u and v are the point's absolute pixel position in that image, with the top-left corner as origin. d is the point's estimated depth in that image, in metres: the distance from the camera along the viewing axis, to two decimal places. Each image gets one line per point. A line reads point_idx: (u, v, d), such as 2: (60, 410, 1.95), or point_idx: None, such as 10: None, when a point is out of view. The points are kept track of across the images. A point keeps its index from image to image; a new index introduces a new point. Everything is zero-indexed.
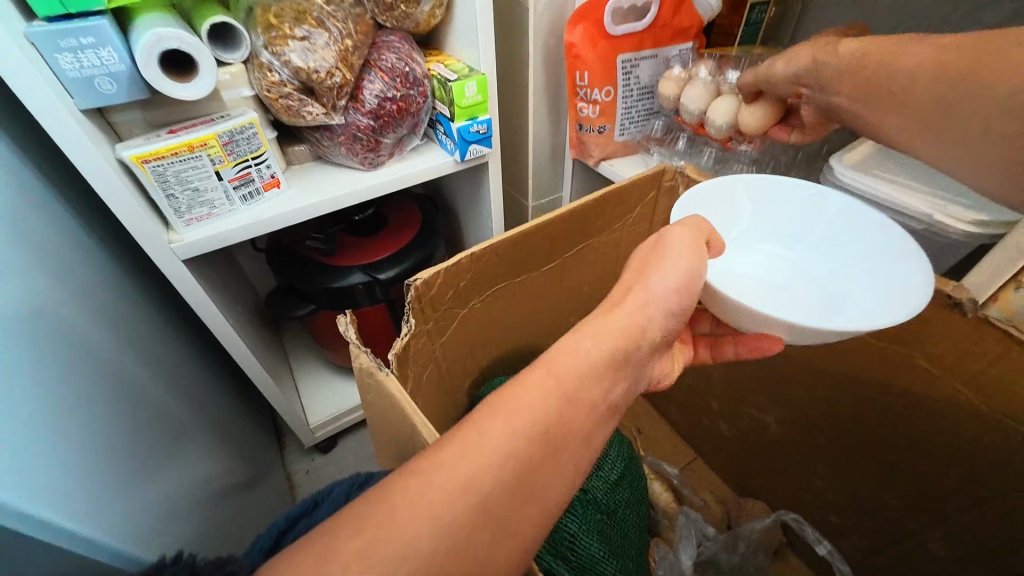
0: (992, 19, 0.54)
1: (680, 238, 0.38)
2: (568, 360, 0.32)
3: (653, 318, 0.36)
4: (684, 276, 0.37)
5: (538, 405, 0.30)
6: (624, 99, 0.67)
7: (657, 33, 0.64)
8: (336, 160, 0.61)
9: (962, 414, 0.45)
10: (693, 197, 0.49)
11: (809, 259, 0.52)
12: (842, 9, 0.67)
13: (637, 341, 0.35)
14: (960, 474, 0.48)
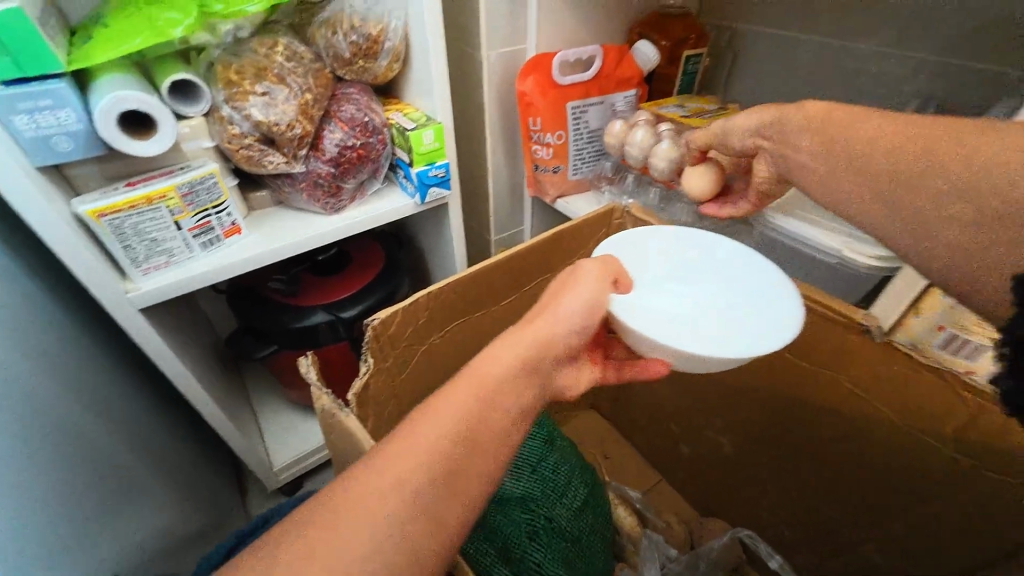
0: (893, 73, 0.62)
1: (589, 270, 0.42)
2: (475, 377, 0.34)
3: (558, 337, 0.38)
4: (589, 299, 0.40)
5: (453, 419, 0.31)
6: (575, 141, 0.72)
7: (602, 82, 0.70)
8: (298, 204, 0.62)
9: (883, 428, 0.49)
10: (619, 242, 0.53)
11: (706, 302, 0.51)
12: (766, 60, 0.75)
13: (545, 359, 0.37)
14: (889, 483, 0.52)
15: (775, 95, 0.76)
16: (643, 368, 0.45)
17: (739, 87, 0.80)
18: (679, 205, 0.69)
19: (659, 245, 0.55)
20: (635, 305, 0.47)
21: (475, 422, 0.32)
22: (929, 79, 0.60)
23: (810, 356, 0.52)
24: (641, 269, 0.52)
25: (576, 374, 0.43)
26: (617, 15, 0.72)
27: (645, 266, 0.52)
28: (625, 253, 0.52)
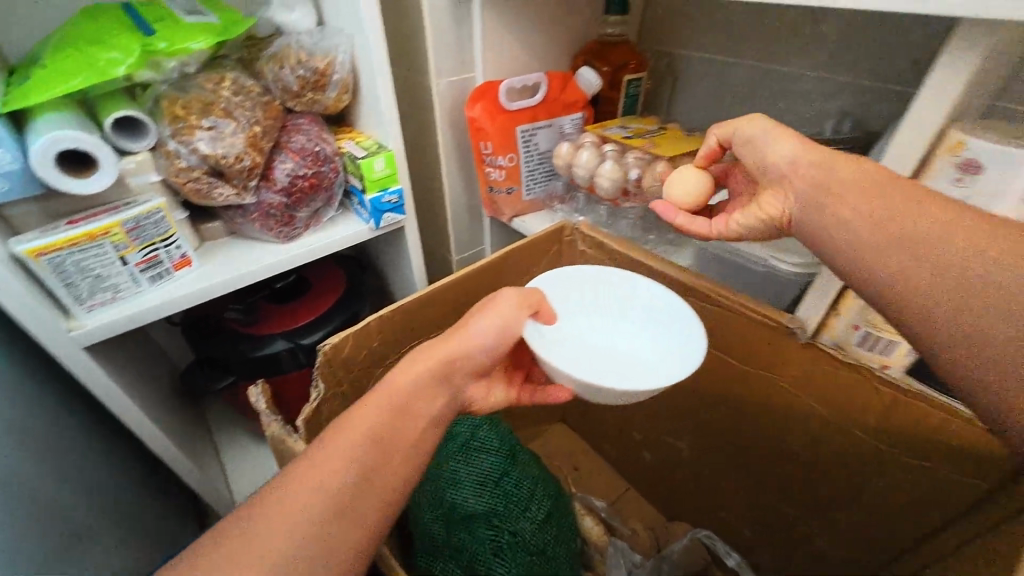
0: (812, 92, 0.68)
1: (506, 298, 0.45)
2: (386, 394, 0.38)
3: (467, 359, 0.42)
4: (502, 323, 0.43)
5: (359, 437, 0.35)
6: (526, 163, 0.75)
7: (549, 107, 0.73)
8: (251, 234, 0.63)
9: (817, 424, 0.53)
10: (563, 277, 0.57)
11: (637, 337, 0.55)
12: (702, 82, 0.80)
13: (451, 377, 0.41)
14: (829, 476, 0.55)
15: (715, 114, 0.80)
16: (545, 391, 0.49)
17: (680, 107, 0.85)
18: (626, 221, 0.72)
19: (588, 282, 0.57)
20: (551, 339, 0.49)
21: (382, 442, 0.36)
22: (844, 97, 0.66)
23: (752, 359, 0.54)
24: (568, 306, 0.56)
25: (485, 390, 0.47)
26: (561, 44, 0.76)
27: (576, 305, 0.56)
28: (560, 288, 0.56)
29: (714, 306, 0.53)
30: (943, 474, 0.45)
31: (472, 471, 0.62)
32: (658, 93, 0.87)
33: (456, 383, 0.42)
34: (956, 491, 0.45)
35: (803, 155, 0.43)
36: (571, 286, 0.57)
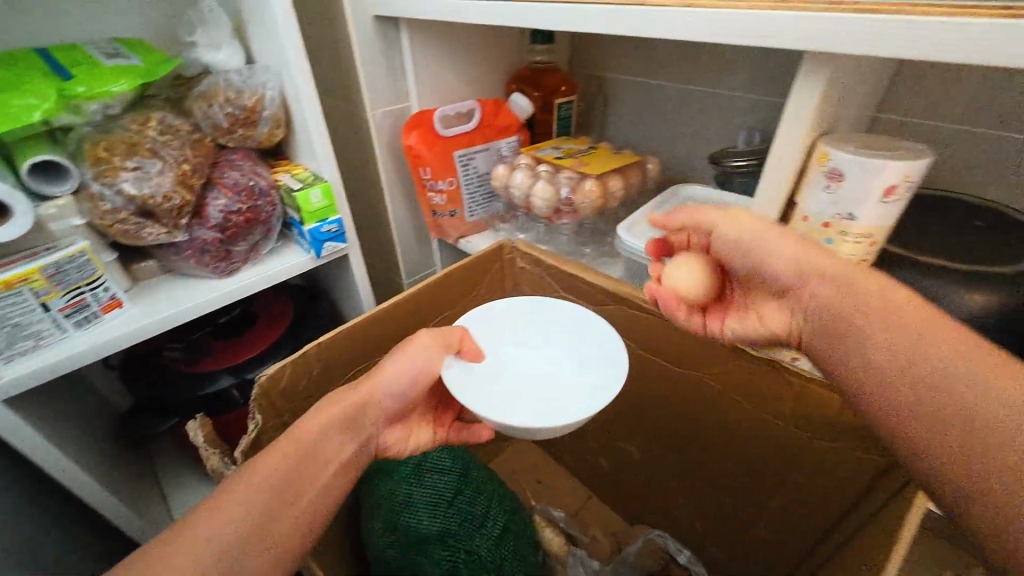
0: (725, 109, 0.74)
1: (419, 339, 0.49)
2: (299, 434, 0.42)
3: (376, 400, 0.46)
4: (417, 371, 0.48)
5: (269, 478, 0.39)
6: (466, 186, 0.77)
7: (484, 131, 0.76)
8: (187, 272, 0.62)
9: (744, 417, 0.56)
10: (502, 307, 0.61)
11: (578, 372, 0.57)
12: (629, 102, 0.86)
13: (361, 417, 0.46)
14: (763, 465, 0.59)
15: (643, 130, 0.85)
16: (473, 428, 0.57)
17: (612, 126, 0.90)
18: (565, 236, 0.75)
19: (517, 308, 0.61)
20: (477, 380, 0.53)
21: (291, 480, 0.40)
22: (753, 113, 0.71)
23: (684, 359, 0.58)
24: (501, 338, 0.60)
25: (403, 435, 0.52)
26: (493, 71, 0.80)
27: (511, 337, 0.60)
28: (495, 321, 0.61)
29: (647, 313, 0.56)
30: (849, 452, 0.48)
31: (426, 491, 0.62)
32: (591, 113, 0.92)
33: (365, 424, 0.46)
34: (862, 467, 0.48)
35: (805, 258, 0.40)
36: (510, 318, 0.61)
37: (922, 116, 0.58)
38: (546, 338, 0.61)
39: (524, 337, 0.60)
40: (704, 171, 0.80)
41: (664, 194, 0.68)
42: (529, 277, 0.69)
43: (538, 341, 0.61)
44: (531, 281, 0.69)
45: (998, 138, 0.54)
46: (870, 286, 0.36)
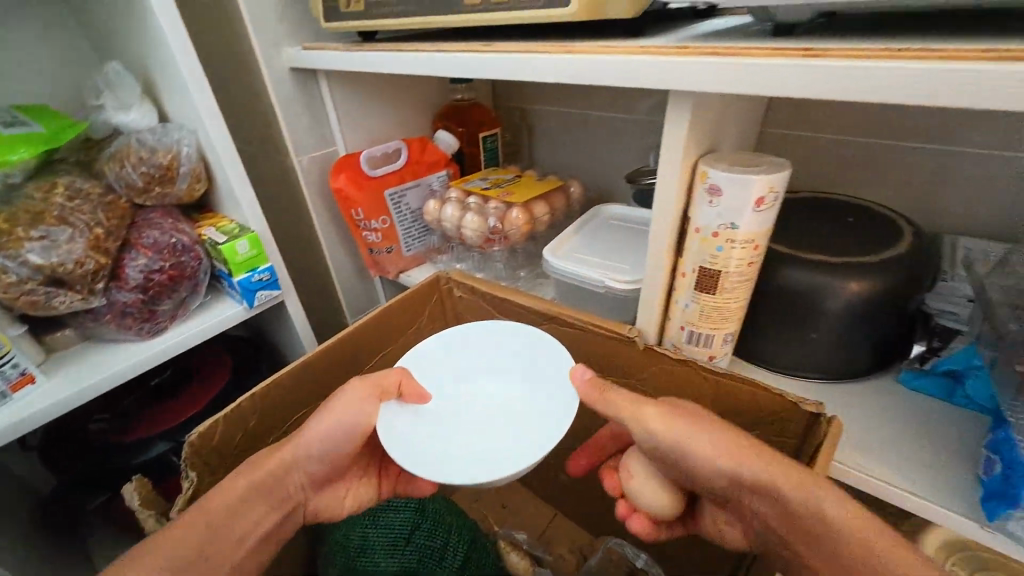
0: (634, 132, 0.80)
1: (353, 391, 0.49)
2: (220, 495, 0.43)
3: (301, 462, 0.47)
4: (344, 428, 0.48)
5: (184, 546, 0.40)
6: (400, 223, 0.79)
7: (413, 169, 0.78)
8: (109, 337, 0.59)
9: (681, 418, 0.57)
10: (455, 336, 0.62)
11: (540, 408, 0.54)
12: (550, 131, 0.91)
13: (284, 478, 0.47)
14: None
15: (566, 156, 0.91)
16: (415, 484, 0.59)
17: (538, 153, 0.95)
18: (500, 262, 0.78)
19: (457, 342, 0.62)
20: (416, 430, 0.52)
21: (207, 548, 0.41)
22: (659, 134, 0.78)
23: (613, 368, 0.59)
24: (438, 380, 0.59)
25: (339, 495, 0.54)
26: (417, 111, 0.83)
27: (448, 376, 0.59)
28: (447, 357, 0.61)
29: (576, 329, 0.58)
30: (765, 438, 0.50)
31: (382, 532, 0.61)
32: (517, 143, 0.97)
33: (289, 483, 0.48)
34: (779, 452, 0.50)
35: (738, 462, 0.39)
36: (465, 352, 0.61)
37: (797, 129, 0.66)
38: (490, 368, 0.60)
39: (465, 370, 0.60)
40: (625, 189, 0.86)
41: (587, 214, 0.73)
42: (466, 305, 0.70)
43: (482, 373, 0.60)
44: (470, 309, 0.70)
45: (860, 145, 0.62)
46: (829, 508, 0.35)
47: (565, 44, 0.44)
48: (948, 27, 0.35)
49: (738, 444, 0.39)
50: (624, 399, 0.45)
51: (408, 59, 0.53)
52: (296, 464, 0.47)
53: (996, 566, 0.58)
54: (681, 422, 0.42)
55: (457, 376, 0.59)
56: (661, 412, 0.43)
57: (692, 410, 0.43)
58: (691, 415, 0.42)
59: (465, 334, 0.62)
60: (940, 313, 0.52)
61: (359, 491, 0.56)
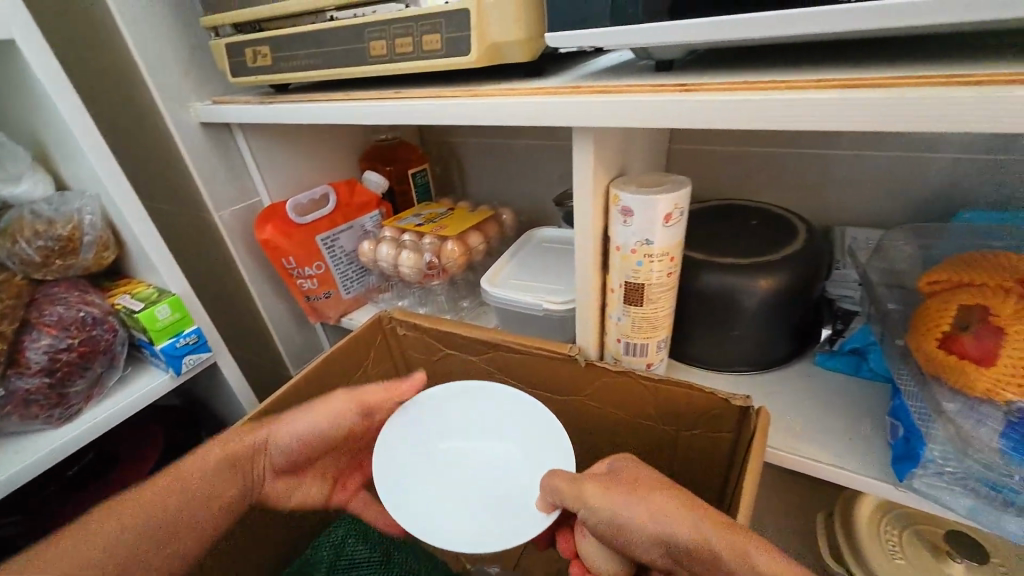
0: (557, 157, 0.84)
1: (337, 396, 0.54)
2: (194, 466, 0.47)
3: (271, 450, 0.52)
4: (327, 424, 0.55)
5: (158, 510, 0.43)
6: (336, 266, 0.78)
7: (344, 212, 0.78)
8: (11, 430, 0.53)
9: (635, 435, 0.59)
10: (443, 394, 0.60)
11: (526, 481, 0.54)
12: (478, 161, 0.93)
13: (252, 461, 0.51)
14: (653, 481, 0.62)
15: (497, 185, 0.93)
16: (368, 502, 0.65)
17: (469, 183, 0.97)
18: (442, 294, 0.78)
19: (441, 396, 0.60)
20: (406, 493, 0.53)
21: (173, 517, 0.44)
22: None
23: (560, 387, 0.60)
24: (430, 434, 0.58)
25: (294, 486, 0.59)
26: (341, 154, 0.83)
27: (442, 430, 0.59)
28: (435, 411, 0.59)
29: (520, 354, 0.59)
30: (706, 436, 0.52)
31: None
32: (448, 175, 0.98)
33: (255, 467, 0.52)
34: (719, 448, 0.52)
35: (671, 524, 0.37)
36: (456, 409, 0.60)
37: (699, 145, 0.72)
38: (491, 431, 0.58)
39: (459, 428, 0.59)
40: (556, 211, 0.89)
41: (521, 240, 0.75)
42: (411, 343, 0.68)
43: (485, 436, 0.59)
44: (415, 347, 0.69)
45: (754, 156, 0.69)
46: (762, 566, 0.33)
47: (471, 88, 0.46)
48: (799, 56, 0.41)
49: (669, 514, 0.37)
50: (567, 483, 0.45)
51: (321, 109, 0.54)
52: (267, 449, 0.52)
53: (922, 521, 0.64)
54: (618, 496, 0.41)
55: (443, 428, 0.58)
56: (601, 489, 0.42)
57: (632, 479, 0.42)
58: (630, 485, 0.41)
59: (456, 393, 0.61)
60: (840, 297, 0.59)
61: (311, 493, 0.61)
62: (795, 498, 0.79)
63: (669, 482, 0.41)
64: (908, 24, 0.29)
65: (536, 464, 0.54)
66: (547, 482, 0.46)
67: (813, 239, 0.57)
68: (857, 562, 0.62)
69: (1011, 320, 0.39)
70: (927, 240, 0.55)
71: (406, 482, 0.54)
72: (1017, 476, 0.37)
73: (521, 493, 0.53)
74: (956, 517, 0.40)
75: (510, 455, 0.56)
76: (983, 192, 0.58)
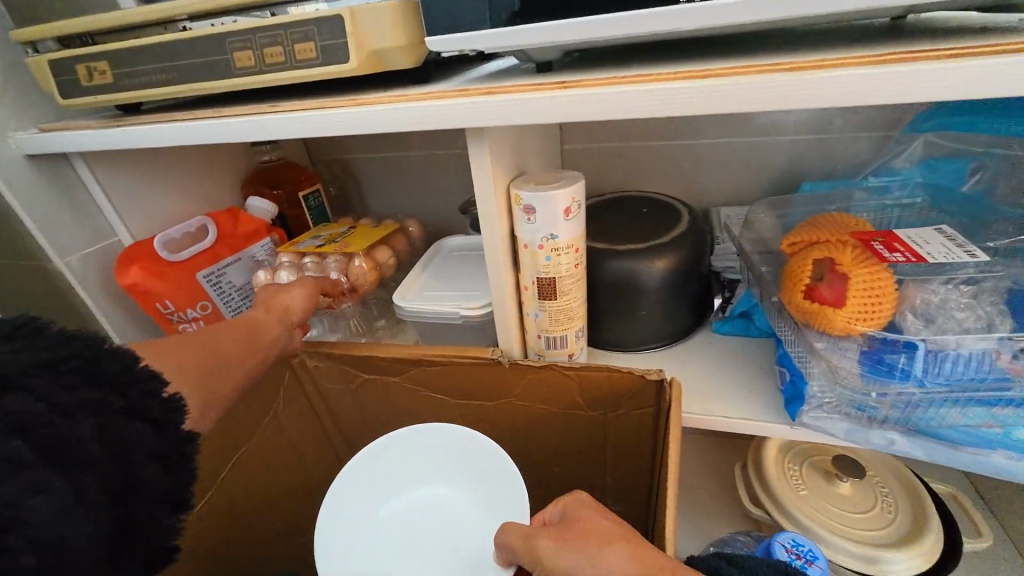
0: (458, 166, 0.84)
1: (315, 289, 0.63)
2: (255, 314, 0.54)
3: (292, 316, 0.58)
4: (308, 306, 0.60)
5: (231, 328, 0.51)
6: (225, 304, 0.70)
7: (228, 243, 0.70)
8: None
9: (567, 426, 0.60)
10: (397, 442, 0.57)
11: (481, 525, 0.53)
12: (377, 178, 0.90)
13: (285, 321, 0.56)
14: (588, 468, 0.64)
15: (401, 199, 0.91)
16: (299, 455, 0.68)
17: (369, 202, 0.93)
18: (354, 320, 0.73)
19: (393, 445, 0.57)
20: (354, 533, 0.54)
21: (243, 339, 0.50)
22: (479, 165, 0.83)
23: (488, 394, 0.59)
24: (386, 462, 0.57)
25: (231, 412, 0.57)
26: (218, 180, 0.75)
27: (406, 474, 0.58)
28: (387, 459, 0.57)
29: (443, 365, 0.57)
30: (630, 414, 0.55)
31: None
32: (347, 195, 0.93)
33: (285, 328, 0.56)
34: (643, 423, 0.55)
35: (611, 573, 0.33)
36: (413, 452, 0.58)
37: (588, 144, 0.77)
38: (449, 471, 0.57)
39: (415, 473, 0.58)
40: (464, 220, 0.89)
41: (430, 252, 0.73)
42: (325, 375, 0.63)
43: (447, 472, 0.58)
44: (330, 377, 0.63)
45: (638, 149, 0.75)
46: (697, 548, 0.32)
47: (356, 98, 0.44)
48: (667, 54, 0.45)
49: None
50: (520, 538, 0.39)
51: (182, 129, 0.48)
52: (291, 316, 0.57)
53: (816, 453, 0.73)
54: (570, 553, 0.35)
55: (395, 476, 0.58)
56: (554, 544, 0.36)
57: (586, 531, 0.36)
58: (585, 537, 0.36)
59: (414, 437, 0.57)
60: (724, 269, 0.68)
61: (239, 452, 0.60)
62: (717, 457, 0.86)
63: (630, 531, 0.36)
64: (751, 17, 0.33)
65: (493, 501, 0.54)
66: (498, 536, 0.41)
67: (694, 219, 0.63)
68: (772, 499, 0.69)
69: (852, 267, 0.46)
70: (782, 210, 0.64)
71: (357, 521, 0.55)
72: (874, 396, 0.44)
73: (475, 538, 0.53)
74: (839, 441, 0.47)
75: (469, 496, 0.56)
76: (818, 164, 0.69)
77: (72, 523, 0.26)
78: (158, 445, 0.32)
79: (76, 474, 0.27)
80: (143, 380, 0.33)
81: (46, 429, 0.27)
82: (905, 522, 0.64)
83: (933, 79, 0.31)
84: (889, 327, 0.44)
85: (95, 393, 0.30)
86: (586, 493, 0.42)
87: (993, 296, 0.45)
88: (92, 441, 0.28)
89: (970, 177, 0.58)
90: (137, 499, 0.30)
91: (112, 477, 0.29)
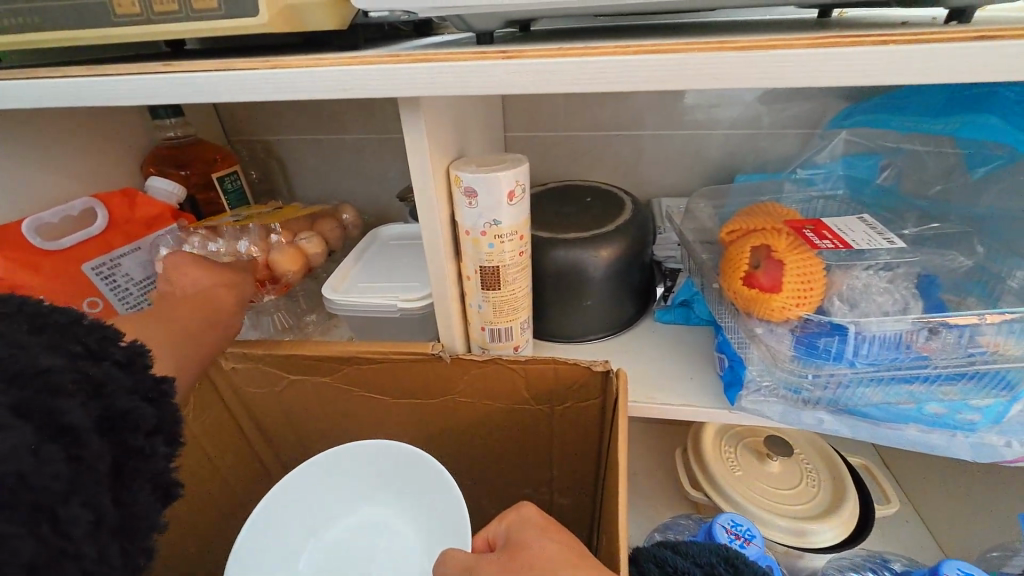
0: (394, 150, 0.79)
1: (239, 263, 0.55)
2: (196, 288, 0.48)
3: (232, 286, 0.50)
4: (246, 279, 0.52)
5: (175, 307, 0.45)
6: (120, 299, 0.60)
7: (123, 230, 0.61)
8: None
9: (511, 422, 0.57)
10: (326, 459, 0.52)
11: (428, 538, 0.50)
12: (304, 161, 0.82)
13: (230, 293, 0.49)
14: (532, 462, 0.62)
15: (333, 185, 0.84)
16: (219, 470, 0.61)
17: (296, 187, 0.85)
18: (277, 315, 0.66)
19: (321, 464, 0.52)
20: (278, 552, 0.50)
21: (198, 314, 0.46)
22: None
23: (428, 393, 0.56)
24: (318, 474, 0.52)
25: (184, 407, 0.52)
26: (110, 156, 0.65)
27: (341, 488, 0.53)
28: (317, 478, 0.52)
29: (377, 363, 0.52)
30: (576, 406, 0.54)
31: None
32: (270, 179, 0.85)
33: (237, 300, 0.50)
34: (588, 414, 0.54)
35: None
36: (346, 467, 0.53)
37: (530, 130, 0.75)
38: (388, 483, 0.53)
39: (352, 488, 0.53)
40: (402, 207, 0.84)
41: (365, 241, 0.68)
42: (244, 379, 0.56)
43: (386, 483, 0.53)
44: (250, 381, 0.56)
45: (580, 138, 0.74)
46: None
47: (268, 58, 0.39)
48: (607, 33, 0.44)
49: None
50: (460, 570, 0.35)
51: (52, 85, 0.40)
52: (235, 288, 0.50)
53: (749, 434, 0.76)
54: None
55: (330, 491, 0.53)
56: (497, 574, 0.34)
57: (534, 558, 0.34)
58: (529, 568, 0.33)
59: (346, 451, 0.52)
60: (665, 258, 0.68)
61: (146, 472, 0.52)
62: (659, 444, 0.88)
63: (582, 554, 0.34)
64: None
65: (433, 520, 0.50)
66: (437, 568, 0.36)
67: (637, 209, 0.63)
68: (710, 481, 0.71)
69: (786, 254, 0.47)
70: (718, 200, 0.65)
71: (282, 540, 0.51)
72: (808, 379, 0.46)
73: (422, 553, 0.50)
74: (774, 422, 0.49)
75: (413, 509, 0.52)
76: (750, 158, 0.72)
77: (31, 460, 0.27)
78: (133, 383, 0.33)
79: (53, 401, 0.29)
80: (98, 330, 0.34)
81: (8, 361, 0.28)
82: (826, 495, 0.68)
83: (860, 64, 0.31)
84: (818, 311, 0.46)
85: (51, 339, 0.31)
86: (530, 507, 0.39)
87: (905, 280, 0.48)
88: (64, 373, 0.30)
89: (881, 173, 0.62)
90: (124, 428, 0.32)
91: (93, 408, 0.31)
